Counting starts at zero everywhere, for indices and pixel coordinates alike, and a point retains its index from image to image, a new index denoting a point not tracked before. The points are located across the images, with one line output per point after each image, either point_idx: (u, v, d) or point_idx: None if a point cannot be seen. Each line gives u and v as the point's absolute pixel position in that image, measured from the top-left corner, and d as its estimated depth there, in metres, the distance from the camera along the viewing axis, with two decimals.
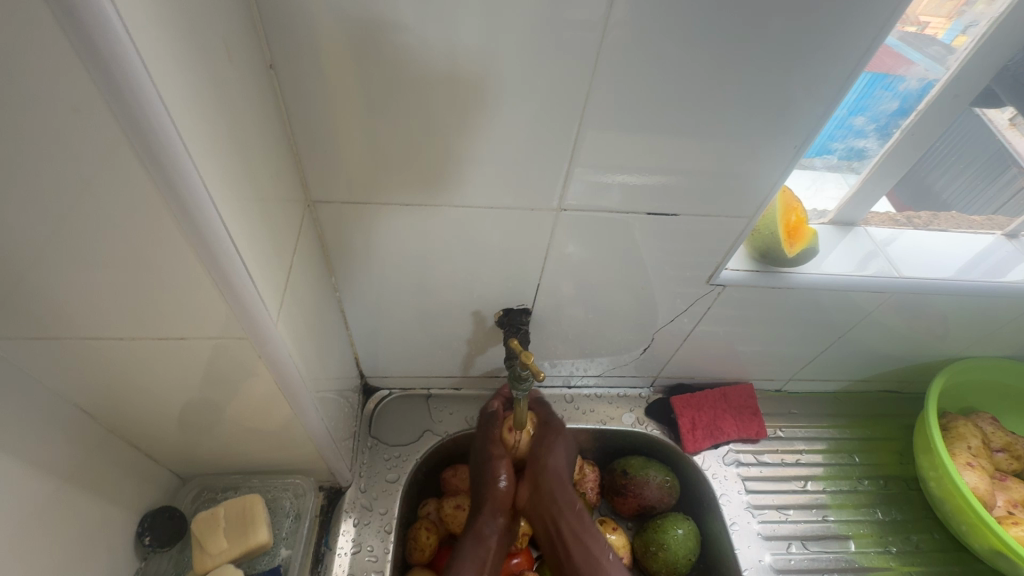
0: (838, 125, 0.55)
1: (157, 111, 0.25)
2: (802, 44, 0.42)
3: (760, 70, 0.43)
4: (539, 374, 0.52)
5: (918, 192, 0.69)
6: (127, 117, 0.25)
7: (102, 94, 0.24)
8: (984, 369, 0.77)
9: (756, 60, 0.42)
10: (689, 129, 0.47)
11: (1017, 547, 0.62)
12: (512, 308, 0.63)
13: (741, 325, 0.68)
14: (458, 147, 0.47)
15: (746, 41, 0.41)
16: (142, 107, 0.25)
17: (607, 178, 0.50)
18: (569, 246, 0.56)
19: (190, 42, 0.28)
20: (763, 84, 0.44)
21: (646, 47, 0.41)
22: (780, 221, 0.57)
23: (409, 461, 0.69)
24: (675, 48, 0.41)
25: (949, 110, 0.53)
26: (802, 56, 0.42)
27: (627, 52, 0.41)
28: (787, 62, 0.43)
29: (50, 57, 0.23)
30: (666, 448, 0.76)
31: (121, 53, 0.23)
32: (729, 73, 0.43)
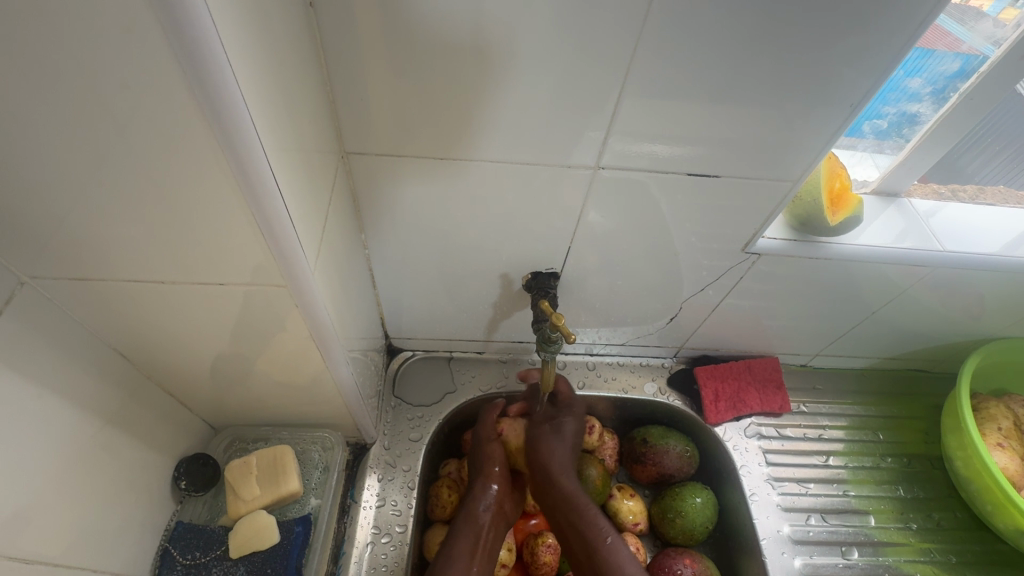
0: (891, 88, 0.53)
1: (214, 49, 0.25)
2: None
3: (828, 23, 0.40)
4: (569, 337, 0.51)
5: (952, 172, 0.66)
6: (182, 49, 0.25)
7: (161, 26, 0.24)
8: (1019, 351, 0.75)
9: (824, 13, 0.40)
10: (741, 87, 0.44)
11: None
12: (540, 272, 0.62)
13: (771, 298, 0.67)
14: (497, 102, 0.45)
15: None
16: (199, 43, 0.24)
17: (650, 139, 0.48)
18: (604, 211, 0.55)
19: None
20: (829, 39, 0.41)
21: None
22: (823, 187, 0.55)
23: (432, 421, 0.70)
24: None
25: (1013, 73, 0.50)
26: (874, 8, 0.39)
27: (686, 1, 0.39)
28: (854, 16, 0.40)
29: None
30: (687, 419, 0.76)
31: None
32: (793, 26, 0.40)
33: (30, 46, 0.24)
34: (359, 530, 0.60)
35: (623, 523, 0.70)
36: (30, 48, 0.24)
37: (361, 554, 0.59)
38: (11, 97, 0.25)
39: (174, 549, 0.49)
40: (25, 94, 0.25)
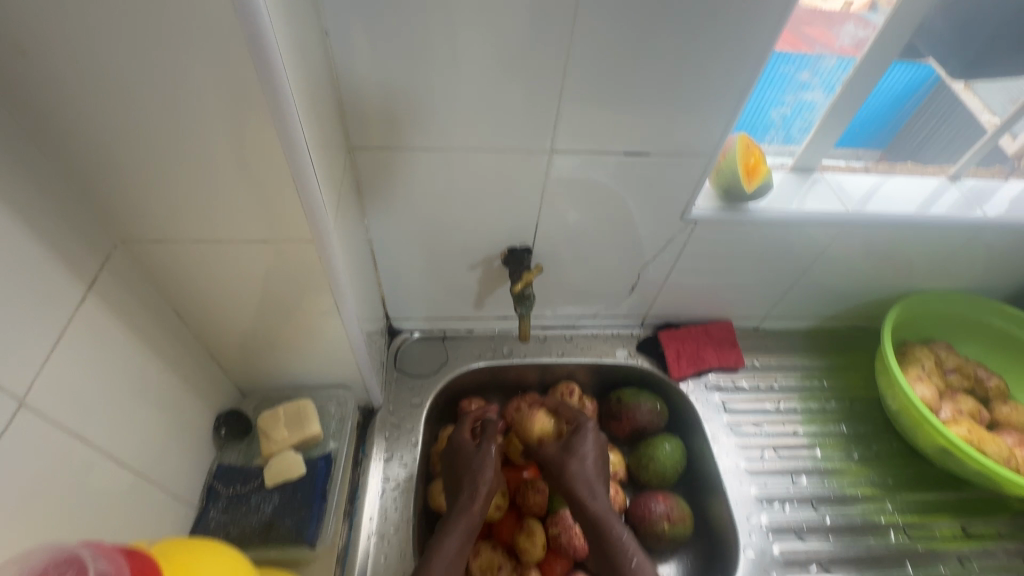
0: (786, 80, 0.65)
1: (274, 69, 0.36)
2: (762, 11, 0.49)
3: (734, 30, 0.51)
4: (538, 266, 0.67)
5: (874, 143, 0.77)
6: (256, 69, 0.36)
7: (242, 52, 0.35)
8: (938, 304, 0.86)
9: (728, 25, 0.50)
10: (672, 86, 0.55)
11: (960, 445, 0.70)
12: (515, 247, 0.71)
13: (717, 263, 0.78)
14: (476, 103, 0.55)
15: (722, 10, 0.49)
16: (267, 66, 0.36)
17: (599, 135, 0.59)
18: (567, 196, 0.66)
19: (287, 13, 0.38)
20: (733, 47, 0.52)
21: (636, 21, 0.49)
22: (740, 162, 0.65)
23: (430, 389, 0.81)
24: (661, 20, 0.49)
25: (879, 64, 0.62)
26: (766, 19, 0.50)
27: (618, 23, 0.49)
28: (750, 28, 0.50)
29: (210, 25, 0.33)
30: (656, 378, 0.86)
31: (256, 26, 0.34)
32: (703, 37, 0.51)
33: (145, 55, 0.34)
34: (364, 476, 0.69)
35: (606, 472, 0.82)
36: (144, 56, 0.34)
37: (373, 497, 0.68)
38: (126, 92, 0.36)
39: (218, 484, 0.57)
40: (135, 89, 0.36)
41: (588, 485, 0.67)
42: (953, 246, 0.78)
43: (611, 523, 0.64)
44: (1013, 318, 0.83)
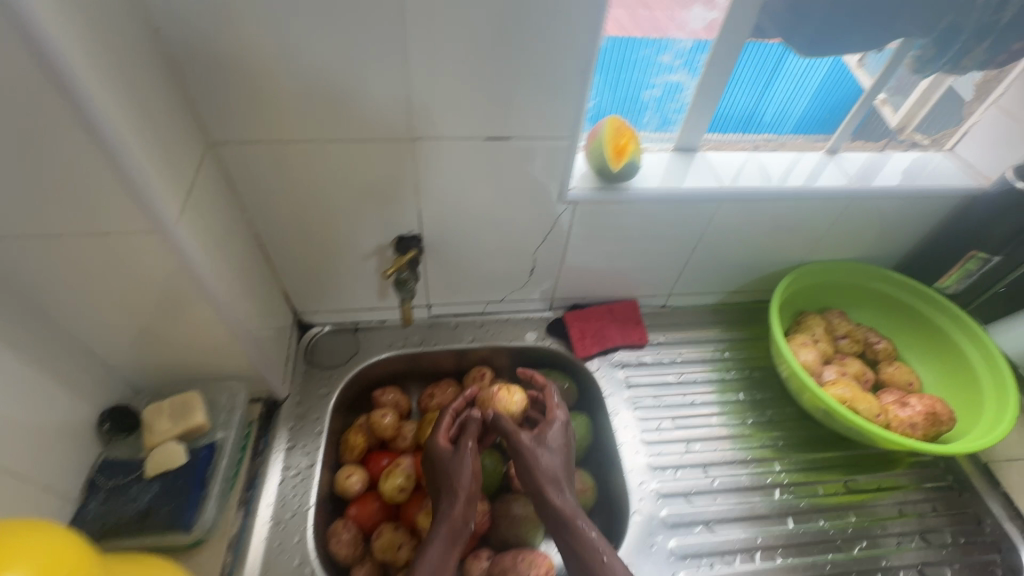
0: (648, 63, 0.67)
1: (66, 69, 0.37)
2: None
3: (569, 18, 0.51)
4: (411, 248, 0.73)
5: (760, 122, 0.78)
6: (45, 68, 0.36)
7: (25, 53, 0.35)
8: (831, 274, 0.90)
9: (562, 15, 0.51)
10: (521, 76, 0.56)
11: (831, 404, 0.72)
12: (404, 236, 0.72)
13: (609, 244, 0.81)
14: (332, 99, 0.55)
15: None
16: (57, 65, 0.36)
17: (461, 125, 0.59)
18: (446, 187, 0.66)
19: (85, 13, 0.39)
20: (575, 38, 0.53)
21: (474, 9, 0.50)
22: (608, 143, 0.68)
23: (339, 379, 0.82)
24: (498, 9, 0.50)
25: (731, 45, 0.65)
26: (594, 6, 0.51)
27: (458, 13, 0.50)
28: (583, 15, 0.51)
29: None
30: (563, 358, 0.88)
31: (34, 26, 0.34)
32: (540, 27, 0.52)
33: None
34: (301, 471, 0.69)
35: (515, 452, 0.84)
36: None
37: (271, 484, 0.69)
38: None
39: (101, 477, 0.59)
40: None
41: (556, 481, 0.68)
42: (832, 218, 0.82)
43: (576, 518, 0.66)
44: (898, 284, 0.87)
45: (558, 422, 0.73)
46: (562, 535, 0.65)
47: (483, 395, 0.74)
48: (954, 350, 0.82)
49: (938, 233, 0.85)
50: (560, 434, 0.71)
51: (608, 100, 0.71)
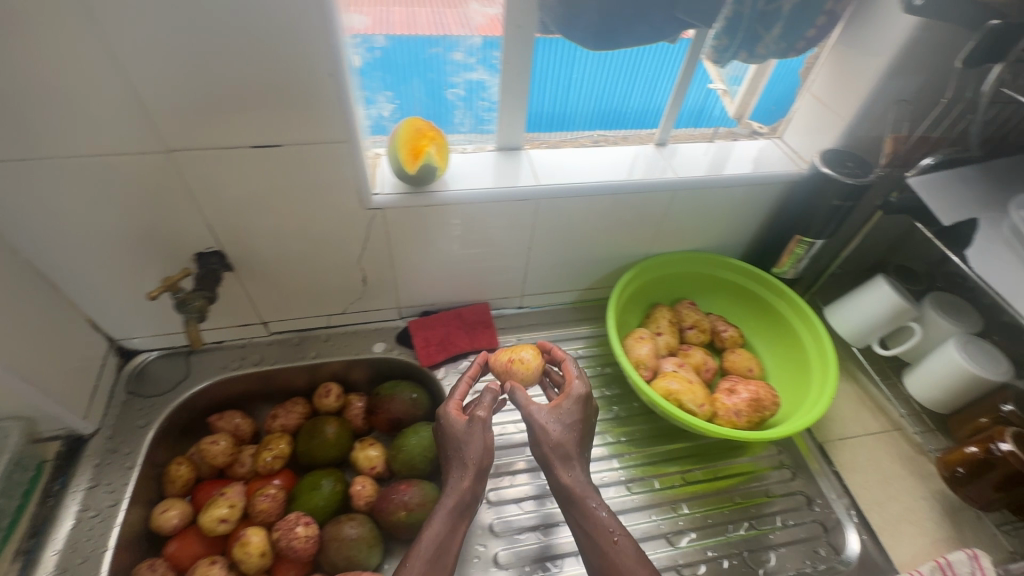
0: (440, 62, 0.66)
1: None
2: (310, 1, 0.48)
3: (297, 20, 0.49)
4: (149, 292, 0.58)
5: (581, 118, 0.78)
6: None
7: None
8: (678, 265, 0.90)
9: (288, 15, 0.49)
10: (266, 84, 0.53)
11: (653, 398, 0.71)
12: (203, 253, 0.68)
13: (439, 249, 0.79)
14: (57, 111, 0.51)
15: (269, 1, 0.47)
16: None
17: (220, 135, 0.56)
18: (230, 200, 0.63)
19: None
20: (310, 32, 0.50)
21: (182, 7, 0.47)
22: (403, 145, 0.65)
23: (163, 407, 0.78)
24: (210, 6, 0.47)
25: (519, 41, 0.64)
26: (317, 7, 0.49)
27: (167, 16, 0.47)
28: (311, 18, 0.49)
29: None
30: (412, 367, 0.86)
31: None
32: (269, 31, 0.49)
33: None
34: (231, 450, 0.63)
35: (362, 469, 0.81)
36: None
37: (63, 529, 0.66)
38: None
39: None
40: None
41: (564, 455, 0.63)
42: (662, 210, 0.81)
43: (586, 497, 0.61)
44: (740, 272, 0.88)
45: (573, 394, 0.66)
46: (576, 506, 0.61)
47: (498, 367, 0.73)
48: (792, 334, 0.83)
49: (772, 219, 0.86)
50: (574, 406, 0.65)
51: (410, 102, 0.69)
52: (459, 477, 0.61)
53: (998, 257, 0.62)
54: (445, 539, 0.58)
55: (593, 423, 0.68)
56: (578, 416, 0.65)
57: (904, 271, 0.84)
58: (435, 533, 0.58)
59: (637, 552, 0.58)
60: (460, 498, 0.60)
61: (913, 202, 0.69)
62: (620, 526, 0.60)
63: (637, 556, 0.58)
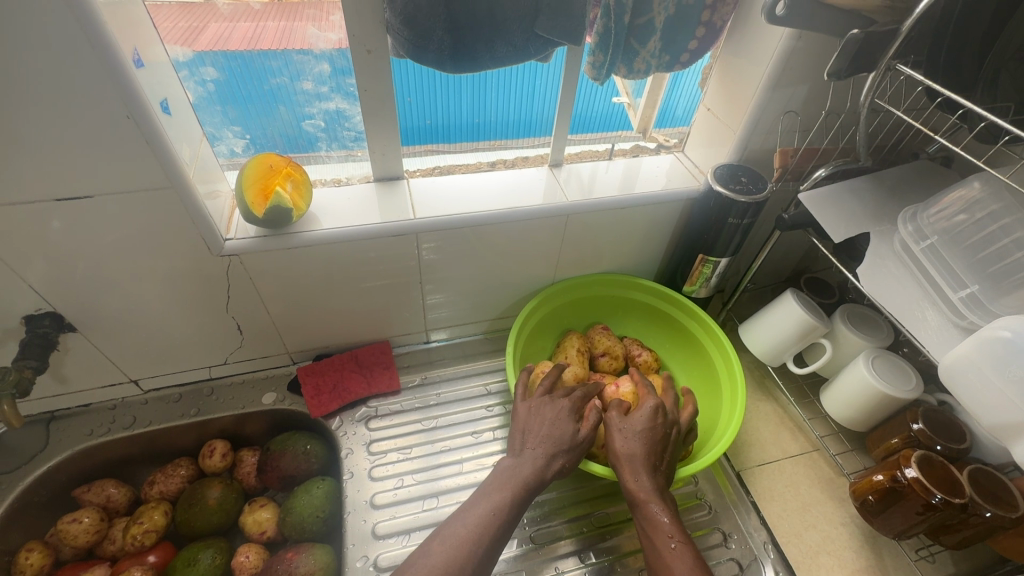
0: (288, 92, 0.61)
1: None
2: (81, 39, 0.42)
3: (70, 59, 0.43)
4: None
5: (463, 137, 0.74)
6: None
7: None
8: (587, 289, 0.85)
9: (61, 54, 0.43)
10: (52, 131, 0.47)
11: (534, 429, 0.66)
12: (31, 315, 0.60)
13: (320, 292, 0.72)
14: None
15: (30, 38, 0.41)
16: None
17: (10, 190, 0.49)
18: (47, 257, 0.56)
19: None
20: (88, 66, 0.44)
21: None
22: (251, 185, 0.59)
23: (11, 486, 0.69)
24: None
25: (374, 66, 0.59)
26: (93, 45, 0.43)
27: None
28: (89, 56, 0.43)
29: None
30: (306, 417, 0.80)
31: None
32: (39, 72, 0.43)
33: None
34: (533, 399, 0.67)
35: (251, 535, 0.73)
36: None
37: None
38: None
39: None
40: None
41: (633, 463, 0.61)
42: (558, 235, 0.77)
43: (651, 506, 0.59)
44: (651, 292, 0.84)
45: (646, 407, 0.64)
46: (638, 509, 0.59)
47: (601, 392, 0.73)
48: (705, 355, 0.80)
49: (679, 238, 0.82)
50: (646, 416, 0.63)
51: (263, 136, 0.64)
52: (533, 453, 0.62)
53: (890, 274, 0.59)
54: (508, 514, 0.57)
55: (670, 441, 0.64)
56: (648, 424, 0.63)
57: (814, 284, 0.82)
58: (485, 513, 0.57)
59: (694, 560, 0.55)
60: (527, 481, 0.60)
61: (806, 217, 0.66)
62: (681, 533, 0.58)
63: (696, 568, 0.55)
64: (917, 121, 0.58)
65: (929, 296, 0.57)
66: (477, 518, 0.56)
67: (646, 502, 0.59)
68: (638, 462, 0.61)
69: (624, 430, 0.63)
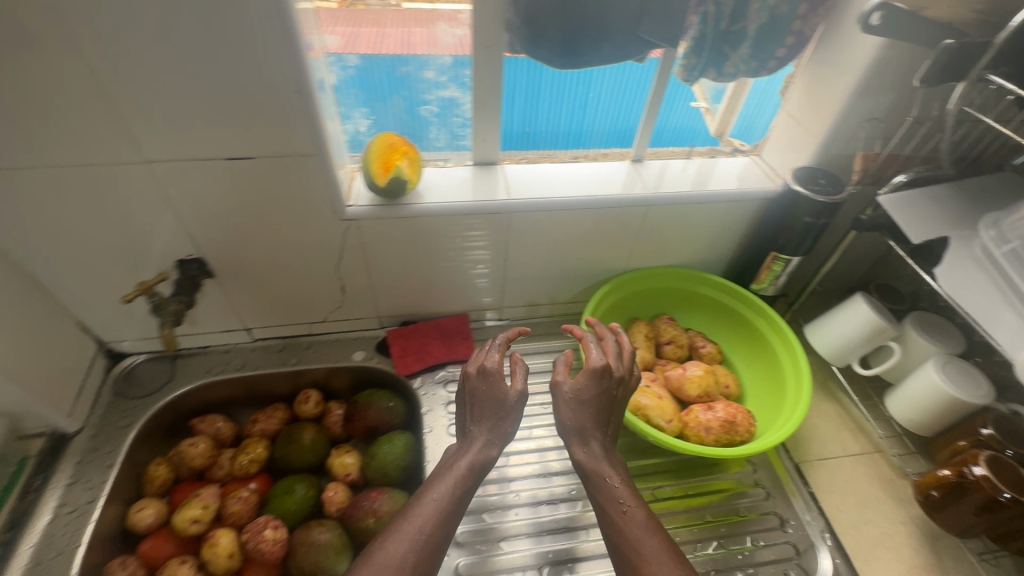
0: (413, 79, 0.69)
1: None
2: (274, 23, 0.51)
3: (262, 40, 0.52)
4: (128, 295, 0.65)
5: (555, 135, 0.80)
6: None
7: None
8: (656, 280, 0.90)
9: (256, 35, 0.52)
10: (235, 100, 0.56)
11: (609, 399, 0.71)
12: (184, 260, 0.71)
13: (416, 261, 0.80)
14: (37, 121, 0.54)
15: (237, 21, 0.51)
16: None
17: (192, 148, 0.59)
18: (207, 209, 0.66)
19: None
20: (274, 47, 0.53)
21: (154, 25, 0.50)
22: (375, 159, 0.68)
23: (145, 409, 0.80)
24: (180, 25, 0.50)
25: (489, 59, 0.67)
26: (281, 29, 0.52)
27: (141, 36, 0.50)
28: (278, 37, 0.52)
29: None
30: (391, 376, 0.88)
31: None
32: (237, 49, 0.52)
33: None
34: (478, 379, 0.64)
35: (337, 476, 0.81)
36: None
37: (38, 523, 0.68)
38: None
39: None
40: None
41: (581, 432, 0.63)
42: (636, 225, 0.82)
43: (600, 473, 0.61)
44: (718, 287, 0.88)
45: (591, 366, 0.65)
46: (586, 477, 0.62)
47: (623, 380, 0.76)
48: (769, 350, 0.83)
49: (751, 236, 0.86)
50: (590, 385, 0.64)
51: (385, 117, 0.72)
52: (476, 436, 0.63)
53: (968, 275, 0.61)
54: (456, 501, 0.58)
55: (614, 402, 0.66)
56: (594, 393, 0.64)
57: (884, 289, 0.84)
58: (436, 500, 0.58)
59: (648, 519, 0.57)
60: (480, 461, 0.61)
61: (884, 219, 0.69)
62: (634, 498, 0.60)
63: (648, 525, 0.57)
64: (1006, 129, 0.60)
65: (1008, 298, 0.59)
66: (439, 499, 0.58)
67: (604, 469, 0.62)
68: (586, 434, 0.63)
69: (564, 398, 0.64)
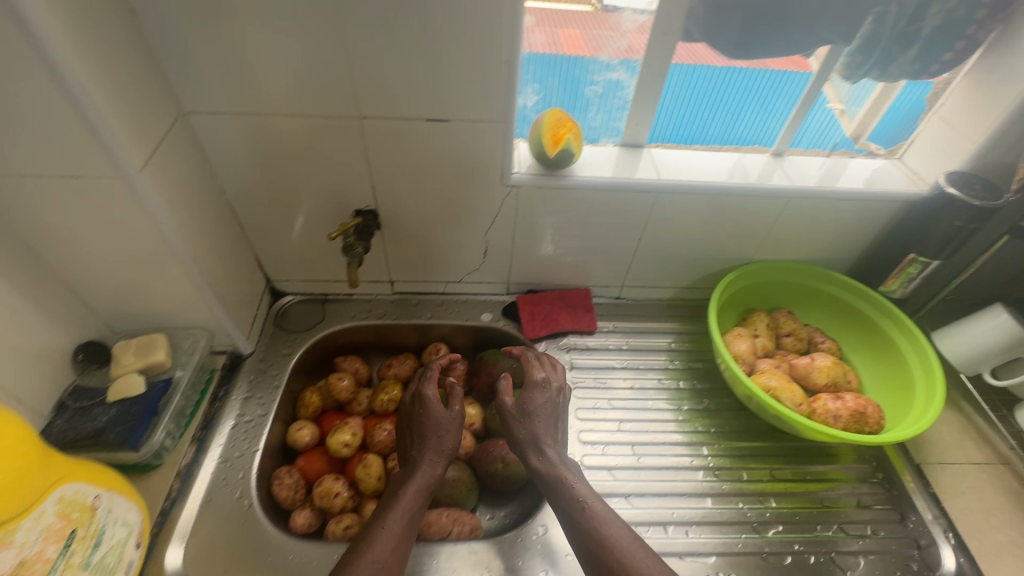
0: (586, 60, 0.74)
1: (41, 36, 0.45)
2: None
3: (490, 11, 0.59)
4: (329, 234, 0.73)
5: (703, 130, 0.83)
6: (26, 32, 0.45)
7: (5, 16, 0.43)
8: (780, 273, 0.92)
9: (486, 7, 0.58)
10: (451, 65, 0.63)
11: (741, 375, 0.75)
12: (362, 210, 0.79)
13: (558, 232, 0.86)
14: (284, 75, 0.63)
15: None
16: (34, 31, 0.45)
17: (401, 107, 0.67)
18: (395, 164, 0.74)
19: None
20: (497, 18, 0.59)
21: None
22: (547, 131, 0.73)
23: (303, 341, 0.90)
24: None
25: (664, 46, 0.71)
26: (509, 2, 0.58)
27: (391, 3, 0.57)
28: (503, 10, 0.59)
29: None
30: (516, 338, 0.94)
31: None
32: (466, 19, 0.59)
33: None
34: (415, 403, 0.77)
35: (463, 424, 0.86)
36: None
37: (224, 427, 0.77)
38: None
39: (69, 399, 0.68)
40: None
41: (536, 442, 0.70)
42: (773, 216, 0.84)
43: (557, 476, 0.66)
44: (844, 286, 0.89)
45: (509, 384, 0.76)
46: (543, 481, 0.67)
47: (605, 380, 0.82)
48: (895, 351, 0.84)
49: (885, 237, 0.87)
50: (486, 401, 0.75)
51: (552, 95, 0.78)
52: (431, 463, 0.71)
53: None
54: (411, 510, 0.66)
55: (548, 411, 0.73)
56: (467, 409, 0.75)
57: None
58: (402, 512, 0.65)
59: (611, 515, 0.61)
60: (426, 480, 0.70)
61: None
62: (592, 496, 0.64)
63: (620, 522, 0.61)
64: None
65: None
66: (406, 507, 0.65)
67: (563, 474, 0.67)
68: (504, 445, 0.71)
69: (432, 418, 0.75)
